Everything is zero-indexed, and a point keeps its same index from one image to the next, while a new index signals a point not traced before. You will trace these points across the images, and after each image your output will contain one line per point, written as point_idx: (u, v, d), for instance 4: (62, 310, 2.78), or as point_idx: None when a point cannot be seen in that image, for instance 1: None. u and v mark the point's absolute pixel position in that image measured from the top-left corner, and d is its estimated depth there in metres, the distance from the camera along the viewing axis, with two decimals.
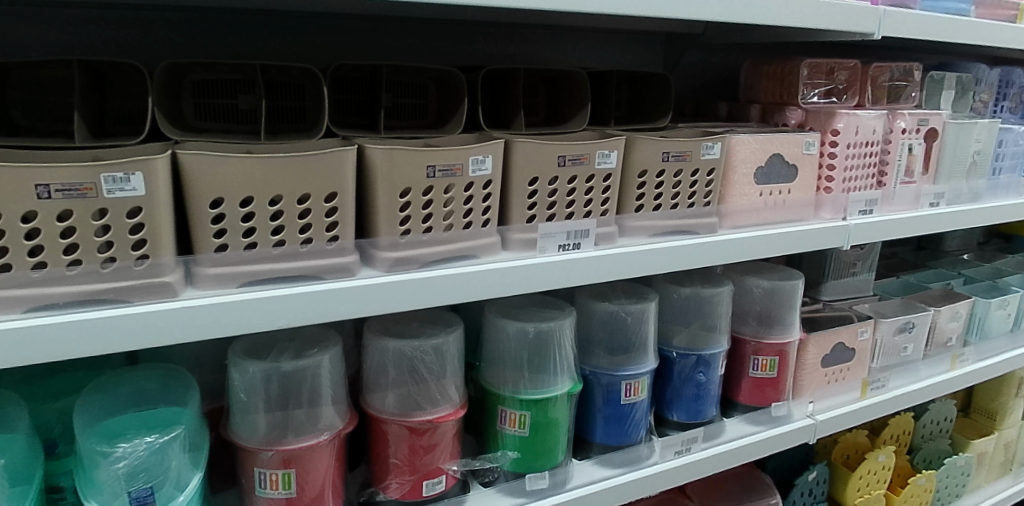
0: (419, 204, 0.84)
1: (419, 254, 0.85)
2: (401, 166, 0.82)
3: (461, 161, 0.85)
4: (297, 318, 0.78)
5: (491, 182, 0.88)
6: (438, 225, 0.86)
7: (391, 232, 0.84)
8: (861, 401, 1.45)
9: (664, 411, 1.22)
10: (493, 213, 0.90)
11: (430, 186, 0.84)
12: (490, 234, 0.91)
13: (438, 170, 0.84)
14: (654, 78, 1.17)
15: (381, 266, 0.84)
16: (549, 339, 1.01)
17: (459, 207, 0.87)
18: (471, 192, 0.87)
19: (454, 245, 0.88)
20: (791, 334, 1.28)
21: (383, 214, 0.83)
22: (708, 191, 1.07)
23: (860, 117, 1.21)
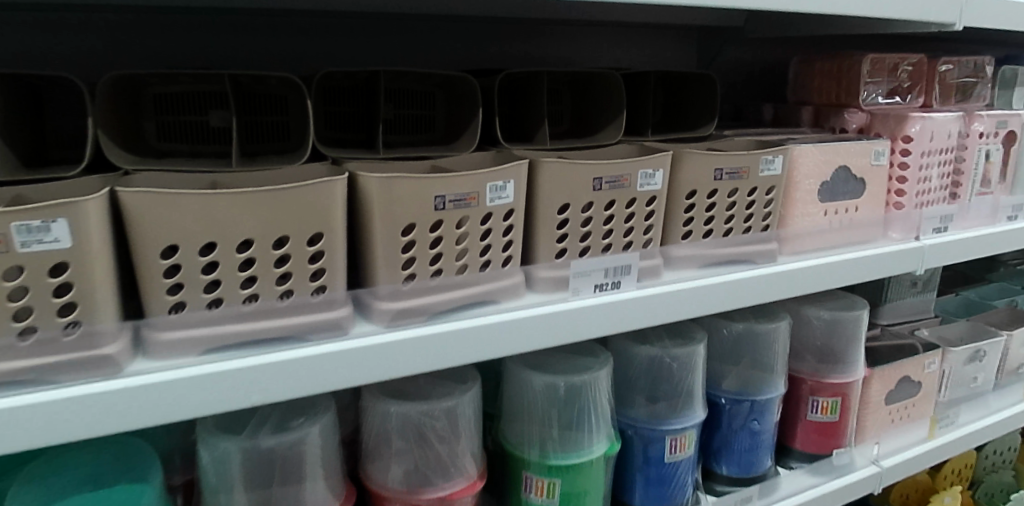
0: (427, 243, 0.69)
1: (428, 304, 0.69)
2: (405, 197, 0.66)
3: (477, 188, 0.69)
4: (274, 394, 0.62)
5: (513, 211, 0.72)
6: (450, 267, 0.71)
7: (392, 277, 0.68)
8: (929, 442, 1.29)
9: (711, 463, 1.07)
10: (516, 249, 0.75)
11: (440, 220, 0.68)
12: (515, 273, 0.75)
13: (449, 200, 0.68)
14: (696, 79, 1.01)
15: (381, 320, 0.68)
16: (582, 394, 0.86)
17: (476, 244, 0.71)
18: (489, 225, 0.71)
19: (471, 290, 0.72)
20: (855, 372, 1.12)
21: (383, 255, 0.67)
22: (767, 212, 0.91)
23: (936, 120, 1.04)
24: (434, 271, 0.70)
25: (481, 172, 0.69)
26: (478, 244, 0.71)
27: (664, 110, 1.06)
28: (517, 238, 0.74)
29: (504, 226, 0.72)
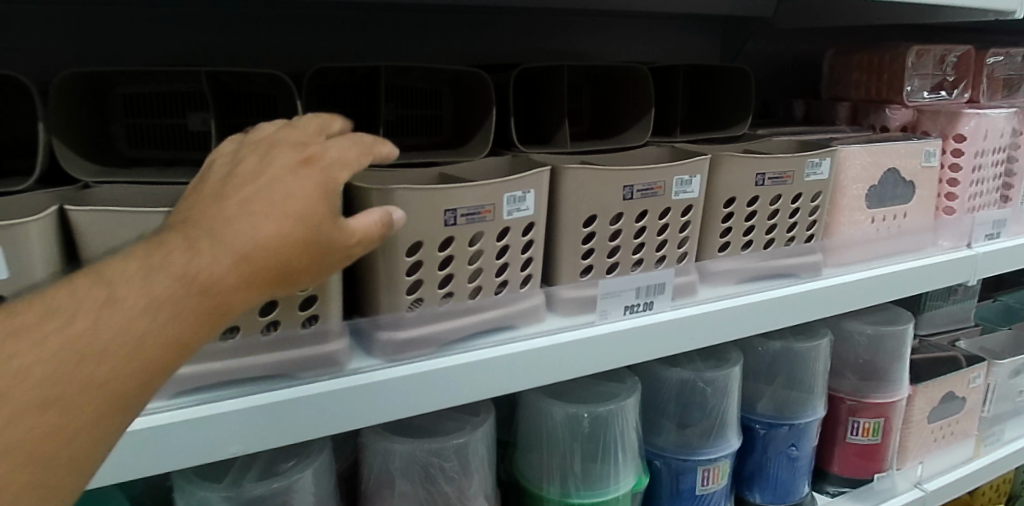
0: (434, 264, 0.60)
1: (438, 332, 0.61)
2: (411, 212, 0.57)
3: (493, 200, 0.60)
4: (255, 444, 0.55)
5: (534, 224, 0.63)
6: (461, 290, 0.62)
7: (396, 303, 0.60)
8: (974, 462, 1.19)
9: (743, 491, 0.98)
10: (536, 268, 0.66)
11: (450, 236, 0.59)
12: (534, 294, 0.66)
13: (460, 214, 0.59)
14: (727, 73, 0.92)
15: (385, 353, 0.60)
16: (608, 427, 0.77)
17: (491, 263, 0.62)
18: (506, 241, 0.62)
19: (486, 315, 0.63)
20: (899, 391, 1.03)
21: (386, 278, 0.59)
22: (811, 221, 0.82)
23: (991, 117, 0.95)
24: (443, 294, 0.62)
25: (498, 182, 0.59)
26: (493, 263, 0.62)
27: (691, 107, 0.97)
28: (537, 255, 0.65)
29: (522, 242, 0.63)
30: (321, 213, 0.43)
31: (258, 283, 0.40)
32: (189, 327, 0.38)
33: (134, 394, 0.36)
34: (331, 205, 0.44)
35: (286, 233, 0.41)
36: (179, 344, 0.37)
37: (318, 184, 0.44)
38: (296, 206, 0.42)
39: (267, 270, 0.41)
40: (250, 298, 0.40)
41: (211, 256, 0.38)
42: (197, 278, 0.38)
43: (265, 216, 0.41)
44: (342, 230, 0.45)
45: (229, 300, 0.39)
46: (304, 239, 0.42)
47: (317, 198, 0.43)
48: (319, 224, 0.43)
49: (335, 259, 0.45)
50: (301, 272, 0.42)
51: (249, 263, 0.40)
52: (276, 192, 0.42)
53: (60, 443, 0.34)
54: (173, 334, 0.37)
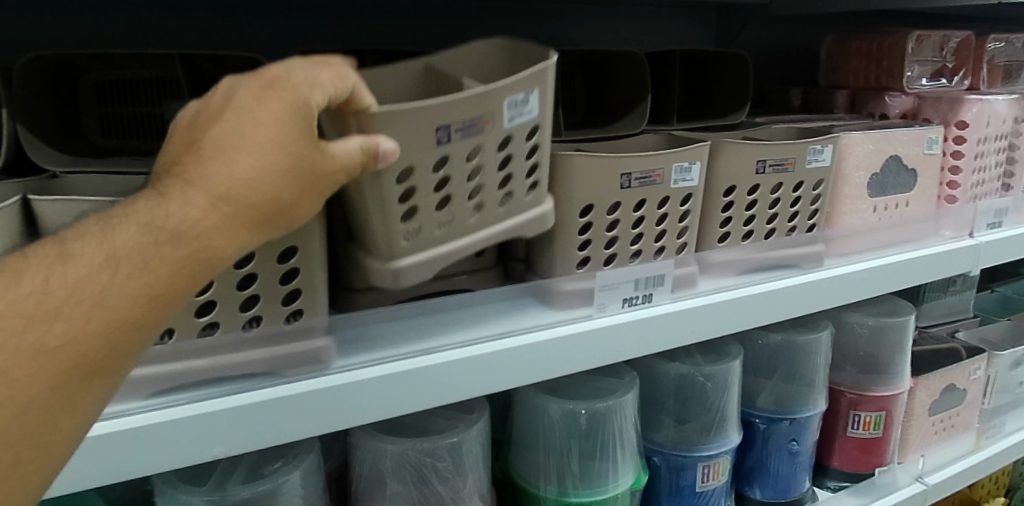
0: (430, 186, 0.54)
1: (441, 256, 0.56)
2: (404, 134, 0.51)
3: (492, 110, 0.54)
4: (239, 446, 0.52)
5: (539, 128, 0.58)
6: (462, 210, 0.56)
7: (391, 236, 0.54)
8: (975, 454, 1.17)
9: (743, 487, 0.97)
10: (543, 182, 0.60)
11: (444, 155, 0.54)
12: (538, 213, 0.61)
13: (455, 129, 0.53)
14: (724, 60, 0.89)
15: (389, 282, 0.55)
16: (608, 424, 0.74)
17: (493, 176, 0.57)
18: (507, 151, 0.57)
19: (494, 234, 0.59)
20: (900, 383, 1.01)
21: (377, 209, 0.53)
22: (814, 210, 0.80)
23: (994, 103, 0.93)
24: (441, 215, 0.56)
25: (497, 90, 0.53)
26: (496, 178, 0.57)
27: (688, 95, 0.94)
28: (544, 162, 0.60)
29: (527, 151, 0.58)
30: (298, 143, 0.42)
31: (239, 226, 0.41)
32: (164, 279, 0.39)
33: (110, 347, 0.38)
34: (309, 135, 0.42)
35: (263, 169, 0.40)
36: (150, 295, 0.39)
37: (295, 114, 0.42)
38: (268, 139, 0.41)
39: (245, 212, 0.40)
40: (236, 239, 0.41)
41: (183, 202, 0.39)
42: (163, 229, 0.38)
43: (238, 152, 0.40)
44: (325, 154, 0.44)
45: (210, 246, 0.40)
46: (284, 168, 0.41)
47: (293, 128, 0.42)
48: (297, 157, 0.42)
49: (322, 185, 0.44)
50: (286, 203, 0.42)
51: (224, 206, 0.40)
52: (243, 121, 0.41)
53: (12, 410, 0.35)
54: (146, 288, 0.38)
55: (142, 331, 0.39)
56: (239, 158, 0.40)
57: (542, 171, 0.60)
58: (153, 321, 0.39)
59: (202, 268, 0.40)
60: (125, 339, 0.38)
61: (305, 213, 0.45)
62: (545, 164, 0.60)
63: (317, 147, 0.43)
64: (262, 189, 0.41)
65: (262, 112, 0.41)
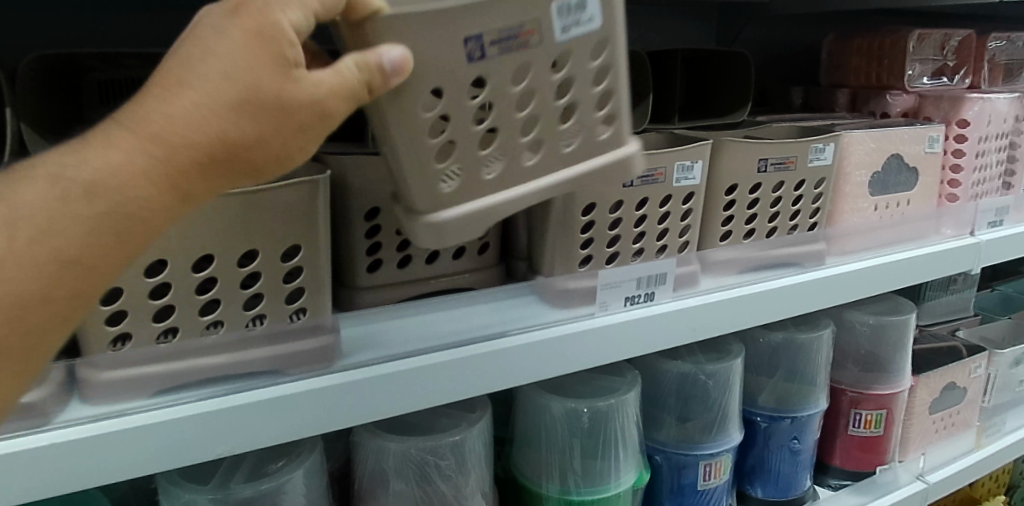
0: (471, 118, 0.48)
1: (495, 203, 0.50)
2: (428, 46, 0.44)
3: (536, 14, 0.46)
4: (243, 445, 0.52)
5: (604, 42, 0.50)
6: (512, 147, 0.50)
7: (430, 179, 0.48)
8: (975, 452, 1.17)
9: (744, 485, 0.97)
10: (619, 120, 0.53)
11: (482, 74, 0.47)
12: (612, 152, 0.53)
13: (490, 41, 0.46)
14: (726, 59, 0.89)
15: (433, 241, 0.50)
16: (609, 423, 0.74)
17: (549, 105, 0.50)
18: (565, 73, 0.50)
19: (557, 176, 0.52)
20: (901, 382, 1.01)
21: (409, 149, 0.47)
22: (815, 208, 0.80)
23: (995, 102, 0.93)
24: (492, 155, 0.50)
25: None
26: (552, 106, 0.50)
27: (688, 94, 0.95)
28: (617, 88, 0.52)
29: (591, 75, 0.51)
30: (259, 79, 0.36)
31: (181, 178, 0.36)
32: (82, 239, 0.35)
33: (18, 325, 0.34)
34: (279, 71, 0.37)
35: (211, 109, 0.36)
36: (62, 261, 0.35)
37: (263, 48, 0.37)
38: (223, 74, 0.36)
39: (185, 159, 0.36)
40: (179, 187, 0.37)
41: (113, 144, 0.35)
42: (87, 180, 0.35)
43: (189, 89, 0.36)
44: (295, 84, 0.38)
45: (139, 199, 0.36)
46: (232, 102, 0.36)
47: (246, 58, 0.36)
48: (255, 95, 0.36)
49: (294, 122, 0.38)
50: (239, 143, 0.37)
51: (160, 149, 0.36)
52: (193, 54, 0.37)
53: None
54: (59, 249, 0.34)
55: (54, 304, 0.35)
56: (188, 96, 0.36)
57: (615, 102, 0.52)
58: (68, 294, 0.35)
59: (130, 227, 0.36)
60: (33, 314, 0.35)
61: (278, 155, 0.39)
62: (620, 93, 0.52)
63: (283, 76, 0.37)
64: (207, 130, 0.36)
65: (214, 43, 0.37)
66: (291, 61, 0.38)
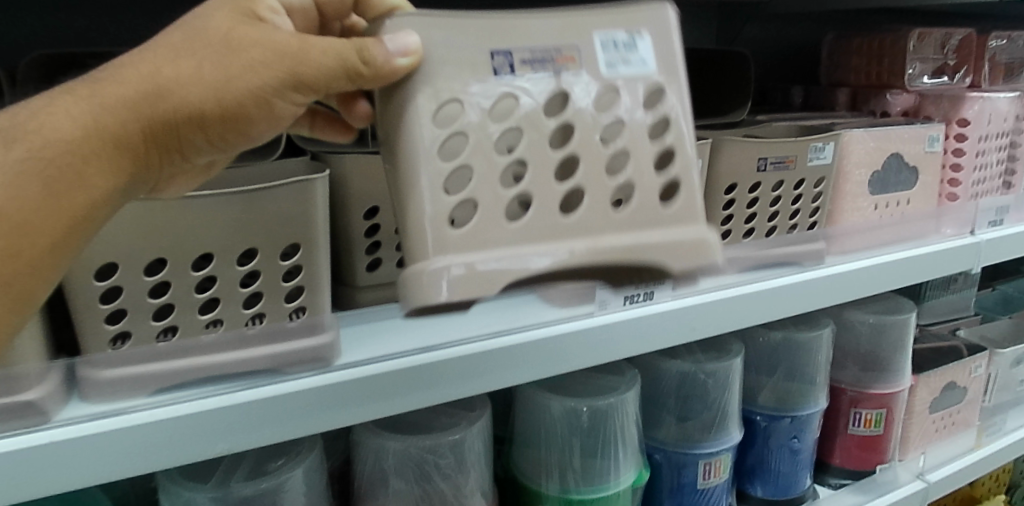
0: (495, 141, 0.42)
1: (518, 257, 0.42)
2: (452, 51, 0.41)
3: (577, 42, 0.44)
4: (242, 443, 0.52)
5: (659, 90, 0.46)
6: (546, 197, 0.44)
7: (435, 214, 0.41)
8: (976, 452, 1.17)
9: (744, 485, 0.97)
10: (682, 189, 0.47)
11: (510, 93, 0.42)
12: (678, 227, 0.46)
13: (520, 59, 0.43)
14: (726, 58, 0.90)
15: (436, 294, 0.40)
16: (609, 422, 0.74)
17: (595, 149, 0.45)
18: (612, 114, 0.45)
19: (602, 242, 0.44)
20: (901, 381, 1.01)
21: (412, 163, 0.41)
22: (815, 208, 0.81)
23: (996, 101, 0.93)
24: (521, 204, 0.44)
25: (580, 14, 0.45)
26: (598, 151, 0.45)
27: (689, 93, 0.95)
28: (677, 147, 0.47)
29: (648, 123, 0.46)
30: (212, 28, 0.40)
31: (114, 114, 0.39)
32: (12, 176, 0.37)
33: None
34: (241, 20, 0.41)
35: (166, 46, 0.40)
36: None
37: (232, 8, 0.42)
38: (186, 23, 0.41)
39: (125, 86, 0.39)
40: (112, 128, 0.39)
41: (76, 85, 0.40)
42: (35, 119, 0.39)
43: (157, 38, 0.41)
44: (247, 36, 0.40)
45: (72, 125, 0.38)
46: (178, 45, 0.40)
47: (210, 16, 0.41)
48: (203, 40, 0.40)
49: (238, 68, 0.40)
50: (173, 80, 0.39)
51: (106, 85, 0.39)
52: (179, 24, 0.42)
53: None
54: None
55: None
56: (153, 40, 0.41)
57: (676, 165, 0.47)
58: (4, 247, 0.38)
59: (58, 160, 0.38)
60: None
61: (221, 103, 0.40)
62: (682, 156, 0.47)
63: (237, 29, 0.40)
64: (154, 60, 0.39)
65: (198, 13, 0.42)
66: (258, 19, 0.42)
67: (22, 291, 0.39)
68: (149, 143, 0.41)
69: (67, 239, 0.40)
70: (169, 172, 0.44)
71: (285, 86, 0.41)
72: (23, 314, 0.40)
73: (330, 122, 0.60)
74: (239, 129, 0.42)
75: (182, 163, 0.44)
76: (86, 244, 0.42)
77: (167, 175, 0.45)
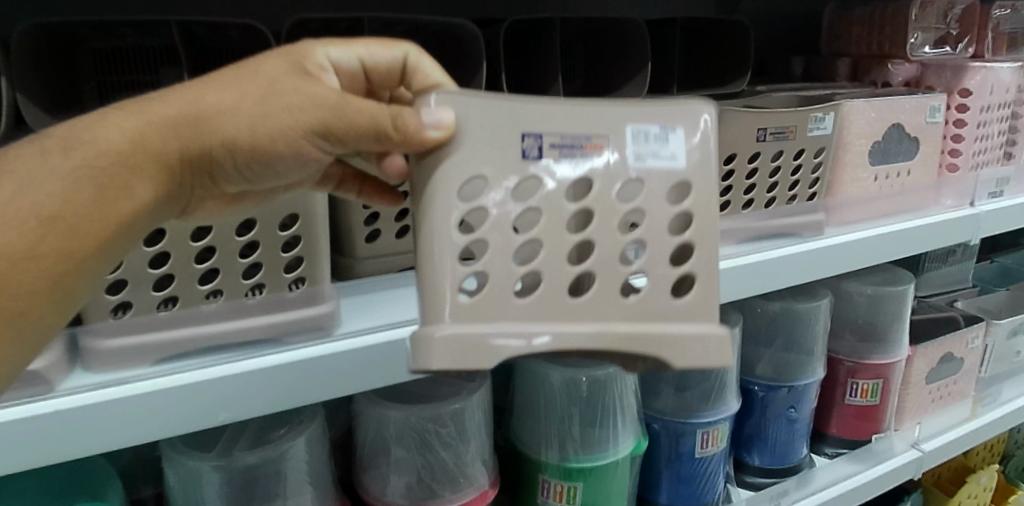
0: (512, 219, 0.41)
1: (512, 336, 0.41)
2: (482, 136, 0.41)
3: (608, 131, 0.43)
4: (244, 411, 0.52)
5: (688, 184, 0.44)
6: (556, 281, 0.43)
7: (439, 286, 0.41)
8: (971, 422, 1.18)
9: (742, 454, 0.98)
10: (701, 280, 0.45)
11: (533, 175, 0.42)
12: (693, 321, 0.44)
13: (549, 143, 0.42)
14: (726, 28, 0.89)
15: (425, 360, 0.40)
16: (607, 392, 0.75)
17: (613, 228, 0.43)
18: (636, 205, 0.43)
19: (608, 328, 0.43)
20: (899, 351, 1.02)
21: (429, 235, 0.41)
22: (814, 179, 0.81)
23: (998, 71, 0.92)
24: (531, 280, 0.43)
25: (615, 106, 0.44)
26: (615, 238, 0.43)
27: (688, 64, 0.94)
28: (702, 239, 0.45)
29: (672, 212, 0.44)
30: (263, 69, 0.41)
31: (155, 135, 0.41)
32: (58, 184, 0.39)
33: (6, 284, 0.38)
34: (293, 69, 0.42)
35: (216, 78, 0.41)
36: (41, 218, 0.39)
37: (287, 57, 0.43)
38: (242, 63, 0.42)
39: (171, 110, 0.41)
40: (153, 147, 0.41)
41: (127, 103, 0.42)
42: (86, 130, 0.40)
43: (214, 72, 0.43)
44: (294, 84, 0.41)
45: (119, 140, 0.40)
46: (228, 80, 0.41)
47: (264, 59, 0.42)
48: (252, 78, 0.41)
49: (280, 111, 0.41)
50: (217, 112, 0.41)
51: (153, 106, 0.41)
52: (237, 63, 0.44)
53: None
54: (41, 196, 0.39)
55: (40, 260, 0.39)
56: (208, 73, 0.42)
57: (697, 257, 0.45)
58: (53, 251, 0.39)
59: (105, 172, 0.40)
60: (20, 271, 0.39)
61: (256, 139, 0.41)
62: (704, 248, 0.45)
63: (287, 76, 0.41)
64: (200, 89, 0.41)
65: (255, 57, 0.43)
66: (309, 71, 0.42)
67: (66, 295, 0.41)
68: (184, 165, 0.42)
69: (108, 245, 0.41)
70: (197, 190, 0.45)
71: (315, 134, 0.41)
72: (66, 312, 0.42)
73: (380, 192, 0.58)
74: (266, 165, 0.43)
75: (211, 185, 0.45)
76: (121, 256, 0.43)
77: (197, 195, 0.46)
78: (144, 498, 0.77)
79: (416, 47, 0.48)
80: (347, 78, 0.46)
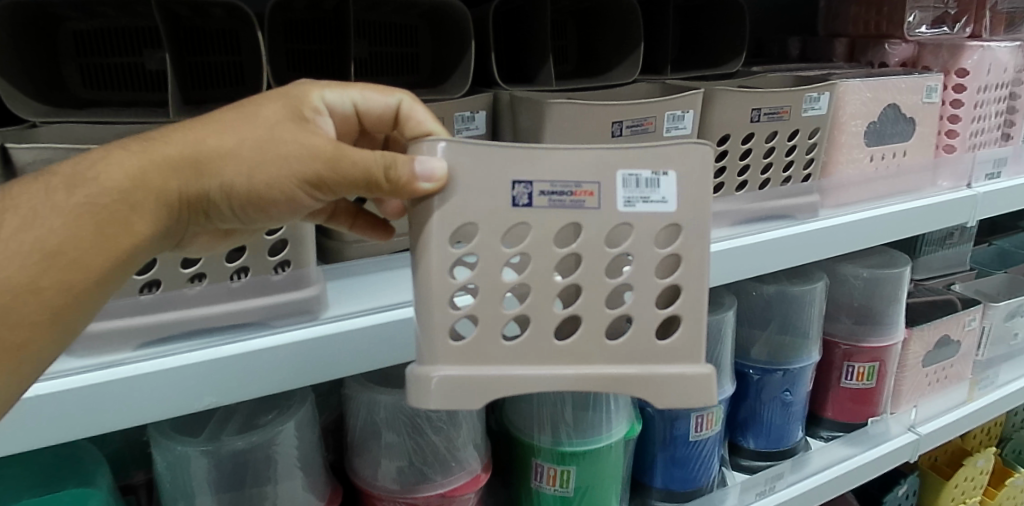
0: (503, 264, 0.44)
1: (502, 378, 0.46)
2: (473, 183, 0.43)
3: (599, 176, 0.44)
4: (230, 395, 0.52)
5: (677, 227, 0.46)
6: (545, 322, 0.46)
7: (435, 328, 0.45)
8: (967, 404, 1.18)
9: (737, 437, 0.98)
10: (684, 322, 0.47)
11: (524, 222, 0.44)
12: (675, 363, 0.47)
13: (540, 190, 0.44)
14: (720, 8, 0.87)
15: (425, 398, 0.45)
16: None
17: (598, 252, 0.45)
18: (622, 249, 0.46)
19: (593, 368, 0.46)
20: (896, 334, 1.01)
21: (423, 276, 0.44)
22: (810, 159, 0.80)
23: (996, 49, 0.91)
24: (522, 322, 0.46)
25: (609, 148, 0.44)
26: (601, 279, 0.46)
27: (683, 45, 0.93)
28: (687, 283, 0.47)
29: (661, 254, 0.46)
30: (262, 114, 0.43)
31: (155, 174, 0.41)
32: (63, 220, 0.39)
33: (9, 318, 0.38)
34: (291, 116, 0.43)
35: (217, 120, 0.42)
36: (44, 252, 0.38)
37: (285, 103, 0.44)
38: (241, 106, 0.43)
39: (172, 149, 0.41)
40: (154, 186, 0.41)
41: (125, 141, 0.42)
42: (89, 166, 0.40)
43: (213, 114, 0.43)
44: (290, 131, 0.43)
45: (121, 177, 0.40)
46: (229, 124, 0.42)
47: (263, 103, 0.44)
48: (252, 125, 0.42)
49: (279, 158, 0.42)
50: (219, 155, 0.42)
51: (154, 145, 0.41)
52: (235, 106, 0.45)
53: None
54: (44, 231, 0.38)
55: (42, 294, 0.38)
56: (207, 115, 0.43)
57: (681, 300, 0.47)
58: (55, 284, 0.39)
59: (109, 209, 0.40)
60: (22, 302, 0.38)
61: (254, 183, 0.42)
62: (690, 290, 0.47)
63: (285, 123, 0.43)
64: (202, 130, 0.42)
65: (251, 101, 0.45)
66: (304, 119, 0.44)
67: (70, 324, 0.40)
68: (183, 204, 0.42)
69: (109, 277, 0.41)
70: (192, 230, 0.45)
71: (311, 183, 0.43)
72: (67, 341, 0.41)
73: (371, 225, 0.59)
74: (262, 212, 0.44)
75: (205, 225, 0.45)
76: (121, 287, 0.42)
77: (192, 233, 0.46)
78: (135, 483, 0.77)
79: (409, 94, 0.50)
80: (340, 118, 0.49)
